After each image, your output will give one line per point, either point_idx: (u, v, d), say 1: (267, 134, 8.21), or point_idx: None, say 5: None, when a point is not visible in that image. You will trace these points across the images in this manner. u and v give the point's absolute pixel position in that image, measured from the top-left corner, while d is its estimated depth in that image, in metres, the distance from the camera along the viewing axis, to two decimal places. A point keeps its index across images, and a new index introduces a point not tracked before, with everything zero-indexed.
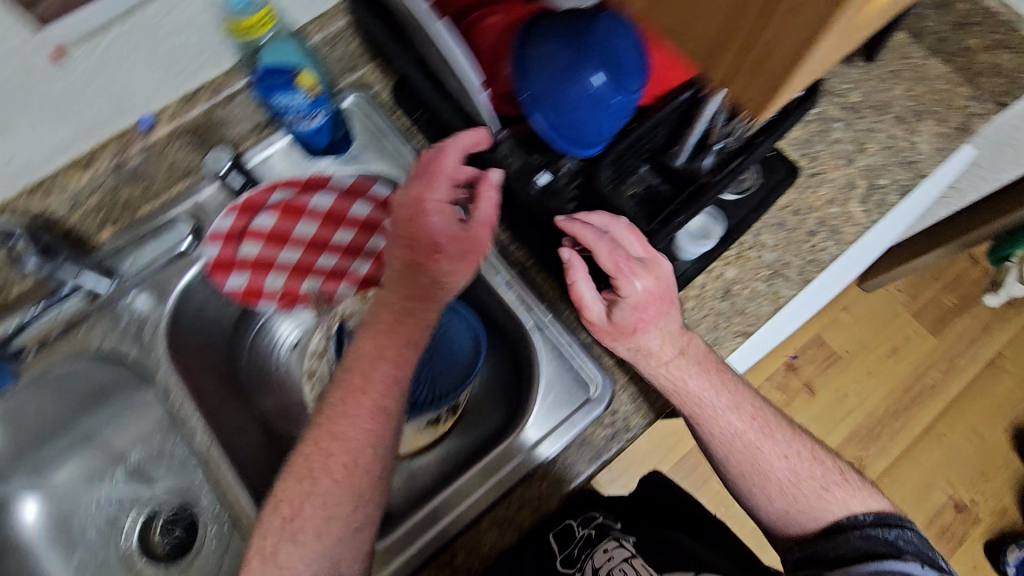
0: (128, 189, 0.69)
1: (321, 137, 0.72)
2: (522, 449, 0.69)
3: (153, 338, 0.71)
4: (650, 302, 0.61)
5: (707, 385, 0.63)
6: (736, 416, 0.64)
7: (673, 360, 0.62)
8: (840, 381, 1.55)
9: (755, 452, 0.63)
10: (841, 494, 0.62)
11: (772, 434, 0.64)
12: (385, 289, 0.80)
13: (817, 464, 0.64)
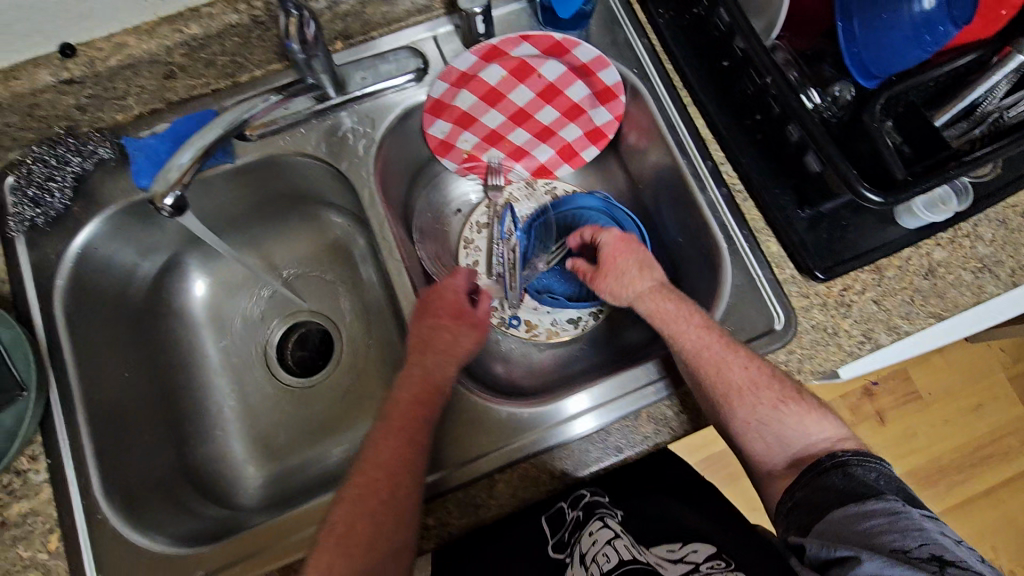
0: (376, 7, 0.68)
1: (573, 5, 0.68)
2: (547, 428, 0.63)
3: (359, 156, 0.71)
4: (620, 253, 0.69)
5: (675, 307, 0.64)
6: (705, 333, 0.62)
7: (649, 290, 0.66)
8: (912, 417, 1.39)
9: (720, 369, 0.59)
10: (796, 410, 0.59)
11: (738, 351, 0.61)
12: (555, 183, 0.84)
13: (776, 378, 0.60)
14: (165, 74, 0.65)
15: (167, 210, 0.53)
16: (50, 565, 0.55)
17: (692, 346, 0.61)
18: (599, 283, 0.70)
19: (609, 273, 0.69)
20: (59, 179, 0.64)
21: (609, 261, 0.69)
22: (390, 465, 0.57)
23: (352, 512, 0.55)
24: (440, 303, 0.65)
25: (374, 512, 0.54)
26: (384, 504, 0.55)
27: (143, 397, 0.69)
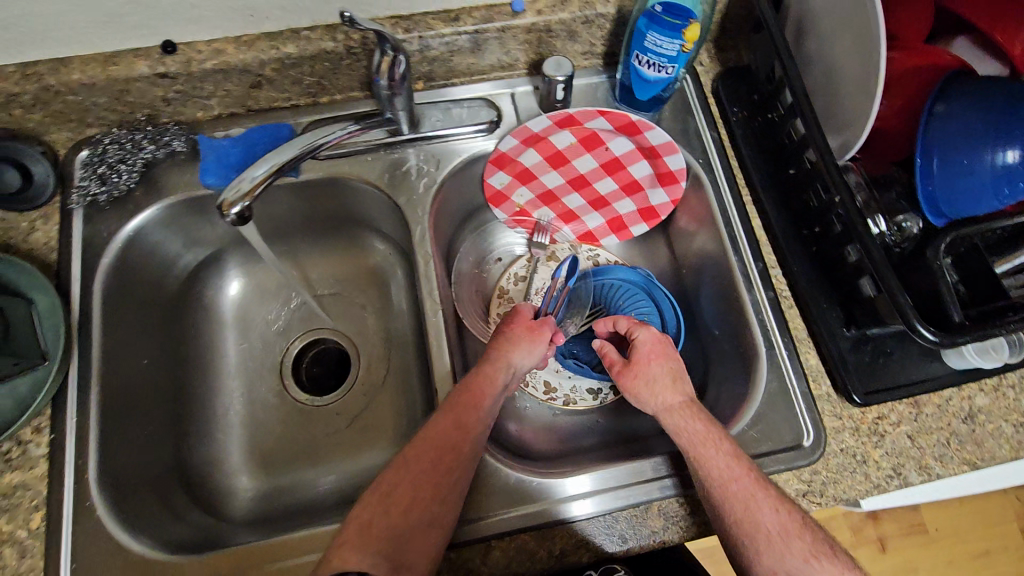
0: (462, 57, 0.71)
1: (652, 90, 0.71)
2: (554, 502, 0.60)
3: (421, 191, 0.72)
4: (654, 356, 0.64)
5: (704, 427, 0.57)
6: (731, 461, 0.54)
7: (674, 401, 0.60)
8: (917, 553, 1.29)
9: (750, 507, 0.51)
10: (828, 569, 0.48)
11: (763, 486, 0.53)
12: (598, 252, 0.86)
13: (807, 529, 0.50)
14: (253, 84, 0.67)
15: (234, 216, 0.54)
16: (28, 544, 0.55)
17: (718, 475, 0.54)
18: (626, 382, 0.64)
19: (638, 373, 0.63)
20: (131, 164, 0.67)
21: (640, 362, 0.63)
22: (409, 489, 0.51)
23: (392, 490, 0.51)
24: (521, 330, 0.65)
25: (421, 498, 0.51)
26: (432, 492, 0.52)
27: (159, 386, 0.69)
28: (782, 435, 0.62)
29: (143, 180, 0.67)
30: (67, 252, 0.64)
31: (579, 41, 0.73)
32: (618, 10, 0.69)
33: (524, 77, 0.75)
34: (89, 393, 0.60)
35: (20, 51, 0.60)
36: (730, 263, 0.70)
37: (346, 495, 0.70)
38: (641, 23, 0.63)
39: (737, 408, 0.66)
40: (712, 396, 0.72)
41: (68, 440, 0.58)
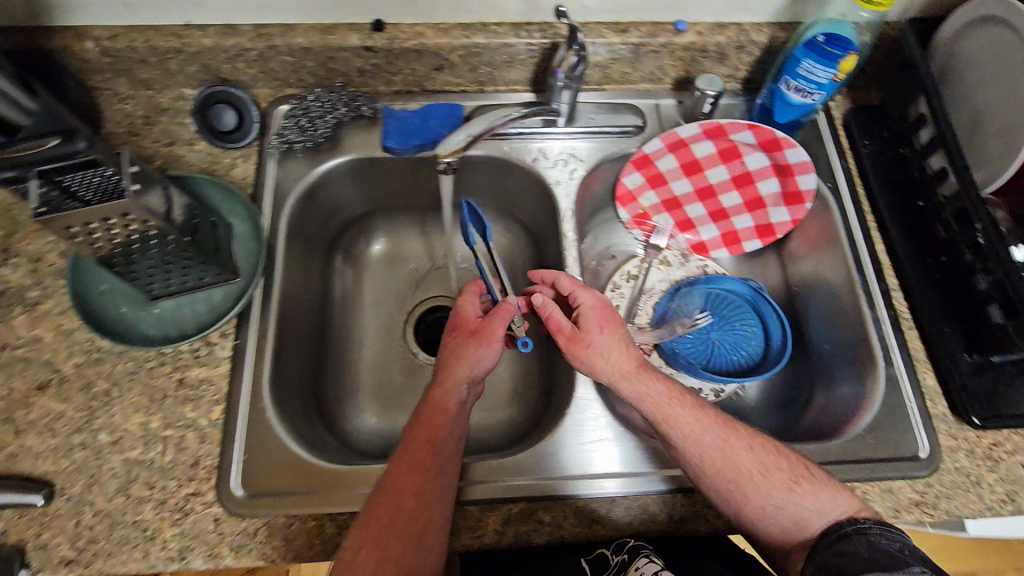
0: (620, 66, 0.78)
1: (792, 112, 0.76)
2: (558, 480, 0.64)
3: (570, 178, 0.79)
4: (596, 321, 0.65)
5: (665, 389, 0.62)
6: (698, 422, 0.61)
7: (630, 373, 0.63)
8: None
9: (729, 455, 0.59)
10: (809, 490, 0.58)
11: (731, 435, 0.61)
12: (708, 263, 0.88)
13: (781, 457, 0.61)
14: (437, 66, 0.76)
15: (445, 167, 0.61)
16: (207, 431, 0.62)
17: (691, 435, 0.60)
18: (577, 351, 0.64)
19: (588, 343, 0.64)
20: (328, 120, 0.75)
21: (588, 332, 0.65)
22: (397, 512, 0.54)
23: (380, 515, 0.54)
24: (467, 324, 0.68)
25: (410, 515, 0.54)
26: (414, 505, 0.55)
27: (312, 319, 0.76)
28: (898, 445, 0.67)
29: (329, 137, 0.76)
30: (260, 189, 0.73)
31: (727, 64, 0.79)
32: (770, 39, 0.75)
33: (670, 91, 0.82)
34: (269, 312, 0.68)
35: (261, 13, 0.70)
36: (853, 281, 0.75)
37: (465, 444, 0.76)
38: (799, 51, 0.68)
39: (853, 413, 0.71)
40: (821, 400, 0.77)
41: (248, 349, 0.65)
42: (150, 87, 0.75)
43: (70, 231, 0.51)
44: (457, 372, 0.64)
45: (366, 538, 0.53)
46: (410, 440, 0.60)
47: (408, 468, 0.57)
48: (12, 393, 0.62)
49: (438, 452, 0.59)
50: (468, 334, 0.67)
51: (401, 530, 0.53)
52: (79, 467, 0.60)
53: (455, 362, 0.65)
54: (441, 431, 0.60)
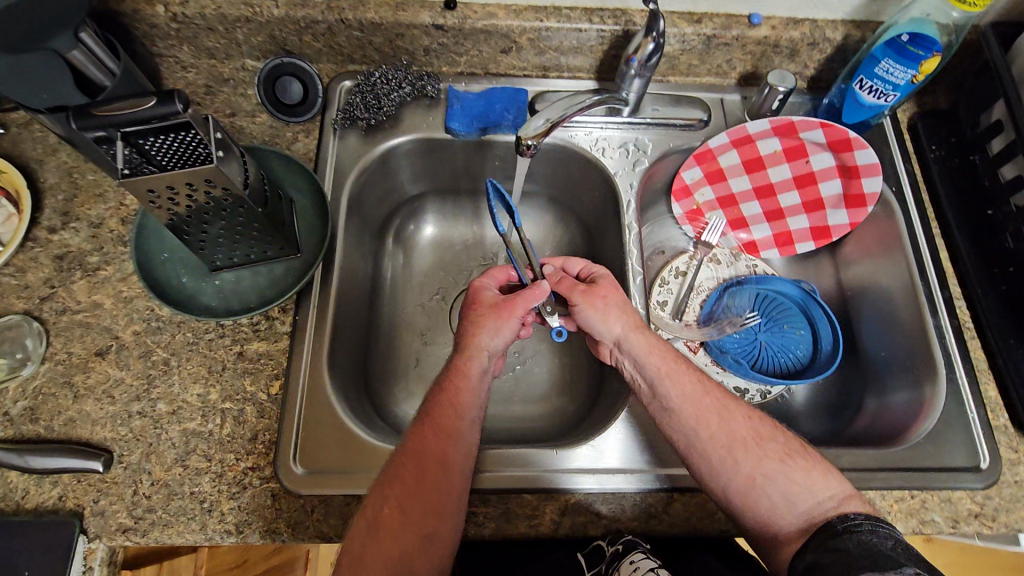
0: (688, 58, 0.77)
1: (862, 113, 0.75)
2: (556, 475, 0.61)
3: (631, 169, 0.78)
4: (608, 287, 0.67)
5: (667, 349, 0.64)
6: (696, 385, 0.61)
7: (640, 332, 0.64)
8: None
9: (725, 420, 0.59)
10: (801, 464, 0.56)
11: (729, 403, 0.60)
12: (757, 262, 0.86)
13: (778, 432, 0.59)
14: (504, 49, 0.75)
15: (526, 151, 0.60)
16: (265, 406, 0.61)
17: (686, 392, 0.60)
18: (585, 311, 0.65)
19: (602, 297, 0.65)
20: (393, 98, 0.74)
21: (602, 287, 0.66)
22: (405, 500, 0.53)
23: (391, 500, 0.53)
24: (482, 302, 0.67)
25: (420, 502, 0.53)
26: (437, 473, 0.55)
27: (363, 299, 0.75)
28: (956, 454, 0.65)
29: (390, 115, 0.75)
30: (321, 165, 0.72)
31: (796, 61, 0.77)
32: (845, 37, 0.74)
33: (734, 87, 0.81)
34: (328, 289, 0.67)
35: None
36: (915, 287, 0.73)
37: (511, 434, 0.75)
38: (877, 49, 0.67)
39: (911, 420, 0.69)
40: (872, 407, 0.75)
41: (308, 325, 0.65)
42: (214, 56, 0.74)
43: (153, 196, 0.51)
44: (478, 345, 0.63)
45: (388, 501, 0.53)
46: (432, 408, 0.59)
47: (433, 436, 0.57)
48: (71, 357, 0.61)
49: (461, 423, 0.58)
50: (490, 309, 0.66)
51: (424, 497, 0.54)
52: (138, 435, 0.59)
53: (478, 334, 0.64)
54: (466, 402, 0.60)
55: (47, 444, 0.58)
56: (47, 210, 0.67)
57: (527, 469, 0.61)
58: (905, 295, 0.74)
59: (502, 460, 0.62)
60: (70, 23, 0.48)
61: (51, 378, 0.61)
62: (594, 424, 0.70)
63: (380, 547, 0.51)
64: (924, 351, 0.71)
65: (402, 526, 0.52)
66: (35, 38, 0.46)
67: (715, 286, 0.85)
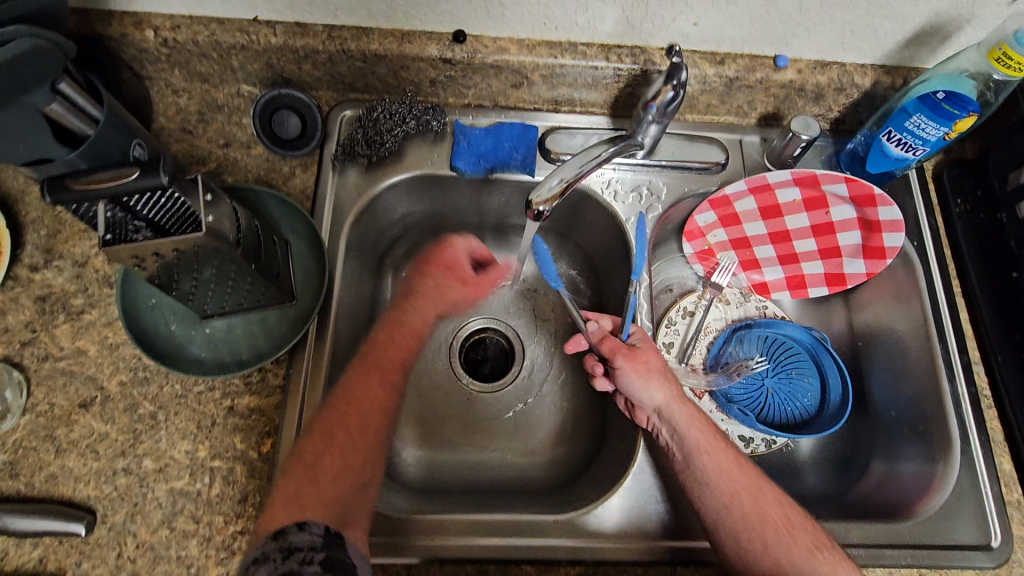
0: (708, 97, 0.73)
1: (886, 164, 0.71)
2: (561, 539, 0.60)
3: (644, 215, 0.74)
4: (651, 353, 0.66)
5: (708, 423, 0.63)
6: (732, 462, 0.61)
7: (681, 397, 0.63)
8: None
9: (757, 500, 0.59)
10: (828, 556, 0.56)
11: (762, 483, 0.61)
12: (767, 303, 0.84)
13: (807, 519, 0.59)
14: (514, 83, 0.71)
15: (536, 215, 0.55)
16: (256, 465, 0.59)
17: (723, 468, 0.60)
18: (631, 368, 0.64)
19: (647, 363, 0.64)
20: (396, 134, 0.70)
21: (646, 353, 0.65)
22: (341, 459, 0.57)
23: (331, 464, 0.56)
24: (439, 258, 0.72)
25: (336, 446, 0.57)
26: (365, 405, 0.60)
27: (361, 340, 0.72)
28: (966, 530, 0.64)
29: (392, 151, 0.71)
30: (320, 202, 0.68)
31: (821, 104, 0.74)
32: (874, 84, 0.70)
33: (754, 127, 0.78)
34: (325, 339, 0.64)
35: (335, 14, 0.64)
36: (933, 349, 0.71)
37: (507, 484, 0.73)
38: (910, 102, 0.64)
39: (921, 495, 0.67)
40: (879, 469, 0.73)
41: (302, 379, 0.62)
42: (207, 81, 0.70)
43: (137, 260, 0.47)
44: (414, 305, 0.69)
45: (314, 430, 0.58)
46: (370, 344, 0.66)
47: (361, 361, 0.63)
48: (53, 409, 0.59)
49: (395, 350, 0.66)
50: (448, 275, 0.72)
51: (349, 430, 0.58)
52: (122, 493, 0.57)
53: (427, 291, 0.71)
54: (396, 357, 0.65)
55: (27, 502, 0.56)
56: (28, 247, 0.64)
57: (529, 539, 0.60)
58: (921, 358, 0.72)
59: (508, 527, 0.60)
60: (48, 75, 0.45)
61: (32, 431, 0.58)
62: (596, 484, 0.68)
63: (316, 487, 0.54)
64: (939, 419, 0.69)
65: (342, 476, 0.56)
66: (6, 94, 0.42)
67: (723, 327, 0.83)
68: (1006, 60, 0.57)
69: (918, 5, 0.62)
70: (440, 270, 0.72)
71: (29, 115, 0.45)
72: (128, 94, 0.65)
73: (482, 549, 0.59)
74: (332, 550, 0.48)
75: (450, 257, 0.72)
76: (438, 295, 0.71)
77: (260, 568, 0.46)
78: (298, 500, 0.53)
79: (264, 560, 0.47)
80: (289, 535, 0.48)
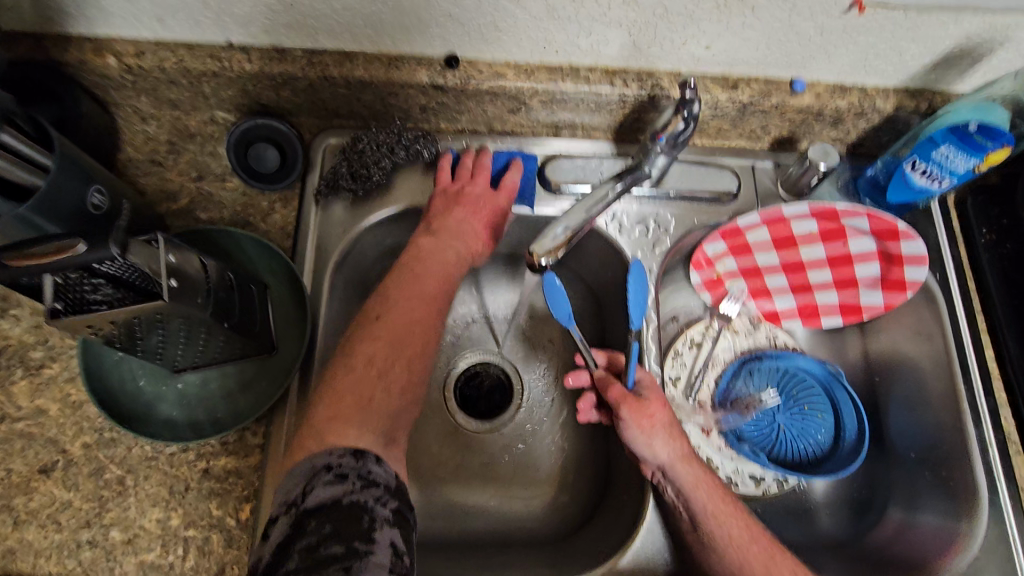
0: (719, 122, 0.68)
1: (908, 194, 0.66)
2: None
3: (652, 249, 0.70)
4: (657, 403, 0.60)
5: (719, 486, 0.58)
6: (744, 530, 0.56)
7: (688, 455, 0.58)
8: None
9: (773, 574, 0.54)
10: None
11: (778, 552, 0.55)
12: (778, 332, 0.80)
13: None
14: (512, 109, 0.66)
15: (538, 266, 0.50)
16: (235, 534, 0.54)
17: (735, 538, 0.55)
18: (633, 423, 0.59)
19: (651, 417, 0.59)
20: (384, 165, 0.65)
21: (651, 404, 0.59)
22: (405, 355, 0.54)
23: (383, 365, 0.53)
24: (460, 184, 0.65)
25: (399, 359, 0.53)
26: (422, 332, 0.56)
27: None
28: None
29: (380, 184, 0.66)
30: (302, 239, 0.63)
31: (839, 129, 0.69)
32: (897, 109, 0.65)
33: (767, 151, 0.73)
34: (308, 393, 0.59)
35: (315, 38, 0.58)
36: (958, 390, 0.67)
37: (504, 537, 0.69)
38: (938, 132, 0.59)
39: (943, 551, 0.64)
40: (897, 519, 0.69)
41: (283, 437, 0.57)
42: (178, 107, 0.65)
43: (93, 328, 0.42)
44: (459, 251, 0.62)
45: (379, 331, 0.54)
46: (403, 261, 0.60)
47: (406, 275, 0.59)
48: (10, 476, 0.54)
49: (444, 280, 0.60)
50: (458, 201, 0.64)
51: (411, 343, 0.55)
52: (87, 568, 0.52)
53: (450, 233, 0.62)
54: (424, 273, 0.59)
55: None
56: None
57: None
58: (945, 400, 0.68)
59: None
60: None
61: None
62: (601, 538, 0.65)
63: (387, 394, 0.51)
64: (964, 468, 0.65)
65: (389, 392, 0.52)
66: None
67: (732, 359, 0.79)
68: None
69: (948, 28, 0.57)
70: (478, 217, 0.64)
71: None
72: (89, 124, 0.60)
73: None
74: (402, 498, 0.46)
75: (472, 194, 0.64)
76: (461, 237, 0.62)
77: (338, 485, 0.44)
78: (360, 410, 0.49)
79: (337, 479, 0.44)
80: (367, 463, 0.46)
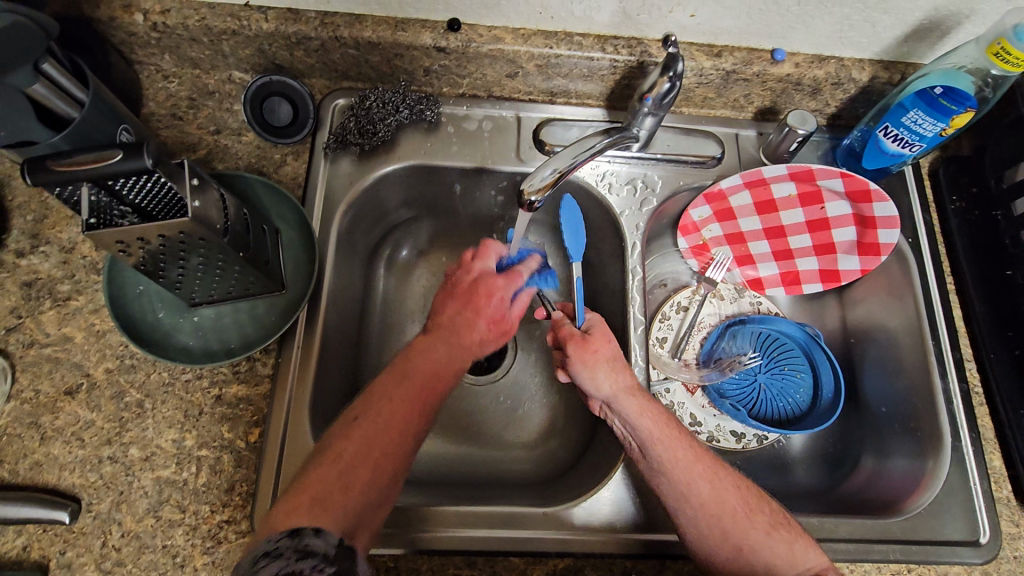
0: (704, 90, 0.73)
1: (883, 160, 0.71)
2: (546, 530, 0.60)
3: (639, 209, 0.74)
4: (602, 340, 0.64)
5: (662, 412, 0.61)
6: (687, 451, 0.58)
7: (633, 384, 0.62)
8: None
9: (715, 487, 0.57)
10: (786, 537, 0.55)
11: (720, 470, 0.58)
12: (762, 299, 0.83)
13: (766, 502, 0.58)
14: (509, 73, 0.70)
15: (528, 205, 0.56)
16: (243, 455, 0.58)
17: (678, 456, 0.58)
18: (580, 358, 0.63)
19: (596, 353, 0.63)
20: (390, 123, 0.69)
21: (596, 341, 0.64)
22: (364, 454, 0.51)
23: (347, 456, 0.51)
24: (463, 281, 0.65)
25: (367, 458, 0.51)
26: (400, 426, 0.53)
27: (352, 330, 0.72)
28: (955, 527, 0.64)
29: (385, 140, 0.70)
30: (311, 190, 0.68)
31: (818, 99, 0.73)
32: (871, 79, 0.70)
33: (751, 121, 0.77)
34: (314, 330, 0.63)
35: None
36: (926, 344, 0.71)
37: (498, 477, 0.73)
38: (907, 98, 0.63)
39: (909, 490, 0.67)
40: (869, 466, 0.73)
41: (290, 368, 0.61)
42: (198, 66, 0.69)
43: (123, 246, 0.47)
44: (452, 343, 0.60)
45: (354, 433, 0.52)
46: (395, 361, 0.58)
47: (392, 374, 0.57)
48: (38, 396, 0.58)
49: (429, 358, 0.58)
50: (462, 297, 0.64)
51: (385, 417, 0.53)
52: (107, 482, 0.56)
53: (444, 324, 0.62)
54: (423, 369, 0.57)
55: (11, 490, 0.55)
56: (14, 232, 0.63)
57: (516, 531, 0.60)
58: (914, 354, 0.72)
59: (494, 518, 0.60)
60: (30, 57, 0.45)
61: (17, 418, 0.58)
62: (586, 475, 0.68)
63: (322, 480, 0.49)
64: (930, 416, 0.69)
65: (346, 490, 0.49)
66: None
67: (717, 323, 0.82)
68: (1005, 55, 0.57)
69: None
70: (473, 296, 0.64)
71: (11, 96, 0.45)
72: (117, 78, 0.64)
73: (466, 542, 0.59)
74: (343, 565, 0.43)
75: (467, 282, 0.65)
76: (453, 331, 0.61)
77: (273, 564, 0.41)
78: (314, 506, 0.47)
79: (273, 558, 0.42)
80: (306, 538, 0.44)
